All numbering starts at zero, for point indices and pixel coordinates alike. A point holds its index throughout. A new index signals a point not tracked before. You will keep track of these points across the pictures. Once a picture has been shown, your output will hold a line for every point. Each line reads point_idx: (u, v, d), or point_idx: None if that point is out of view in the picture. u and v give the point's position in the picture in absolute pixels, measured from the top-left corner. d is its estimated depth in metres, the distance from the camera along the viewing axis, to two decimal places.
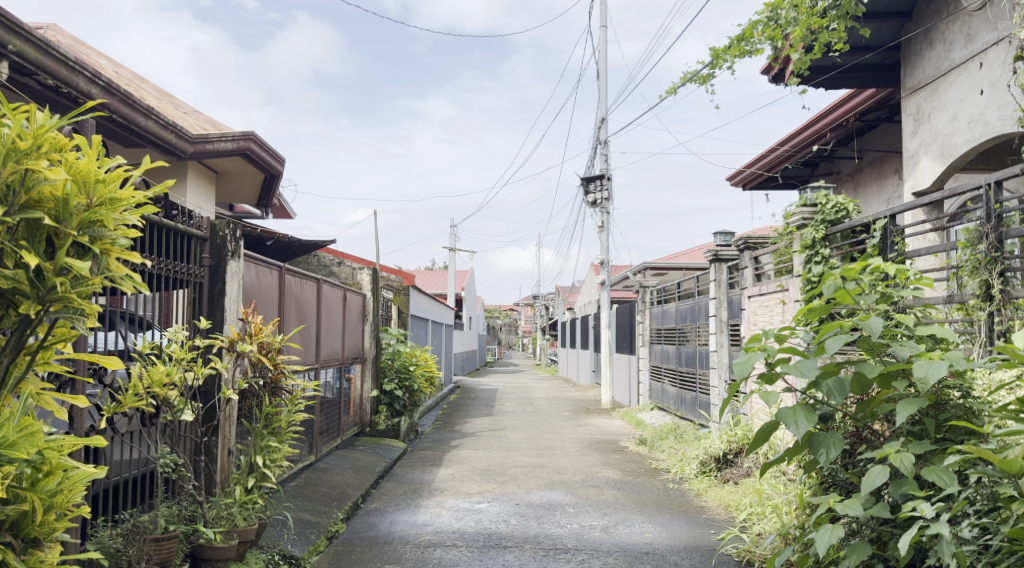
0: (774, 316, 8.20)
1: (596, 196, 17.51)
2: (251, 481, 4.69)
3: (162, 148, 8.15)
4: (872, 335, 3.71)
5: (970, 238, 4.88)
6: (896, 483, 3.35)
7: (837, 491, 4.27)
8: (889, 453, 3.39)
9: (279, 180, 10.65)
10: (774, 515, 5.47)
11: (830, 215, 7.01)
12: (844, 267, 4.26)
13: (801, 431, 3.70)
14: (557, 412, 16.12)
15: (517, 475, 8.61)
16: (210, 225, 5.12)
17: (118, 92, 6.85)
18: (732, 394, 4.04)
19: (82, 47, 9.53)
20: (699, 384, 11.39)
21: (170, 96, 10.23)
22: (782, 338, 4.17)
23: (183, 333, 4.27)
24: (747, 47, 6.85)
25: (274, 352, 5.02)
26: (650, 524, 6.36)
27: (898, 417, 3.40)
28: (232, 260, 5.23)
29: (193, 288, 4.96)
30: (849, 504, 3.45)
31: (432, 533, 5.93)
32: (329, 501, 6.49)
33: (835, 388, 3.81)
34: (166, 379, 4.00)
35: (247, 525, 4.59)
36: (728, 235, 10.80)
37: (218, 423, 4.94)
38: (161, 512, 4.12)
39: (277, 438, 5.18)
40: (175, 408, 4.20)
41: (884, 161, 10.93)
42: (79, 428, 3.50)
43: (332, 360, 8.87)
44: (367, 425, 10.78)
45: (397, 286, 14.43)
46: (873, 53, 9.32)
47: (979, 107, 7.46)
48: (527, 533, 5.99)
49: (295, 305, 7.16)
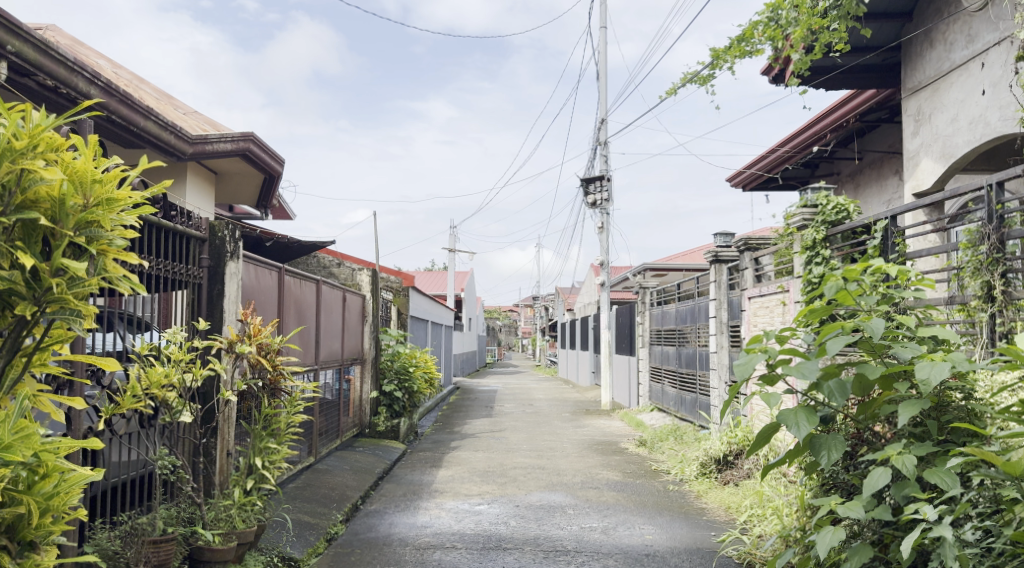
0: (774, 317, 8.19)
1: (596, 197, 17.50)
2: (250, 483, 4.68)
3: (161, 148, 8.13)
4: (874, 335, 3.70)
5: (971, 238, 4.87)
6: (898, 485, 3.33)
7: (838, 493, 4.28)
8: (891, 455, 3.37)
9: (279, 180, 10.63)
10: (775, 516, 5.46)
11: (831, 216, 7.00)
12: (846, 267, 4.23)
13: (802, 433, 3.67)
14: (557, 413, 16.10)
15: (517, 476, 8.60)
16: (209, 226, 5.09)
17: (117, 92, 6.84)
18: (733, 395, 4.01)
19: (82, 48, 9.53)
20: (699, 385, 11.39)
21: (170, 97, 10.24)
22: (783, 339, 4.14)
23: (182, 334, 4.26)
24: (748, 47, 6.84)
25: (273, 353, 5.00)
26: (650, 525, 6.34)
27: (900, 419, 3.38)
28: (231, 261, 5.21)
29: (191, 289, 4.94)
30: (851, 506, 3.42)
31: (431, 535, 5.91)
32: (328, 502, 6.48)
33: (837, 390, 3.78)
34: (164, 381, 3.98)
35: (246, 527, 4.56)
36: (727, 236, 10.83)
37: (217, 424, 4.91)
38: (160, 514, 4.10)
39: (277, 439, 5.16)
40: (174, 409, 4.17)
41: (884, 162, 10.92)
42: (76, 429, 3.48)
43: (332, 361, 8.86)
44: (367, 427, 10.76)
45: (397, 287, 14.43)
46: (873, 53, 9.31)
47: (980, 108, 7.46)
48: (527, 535, 5.97)
49: (294, 306, 7.14)
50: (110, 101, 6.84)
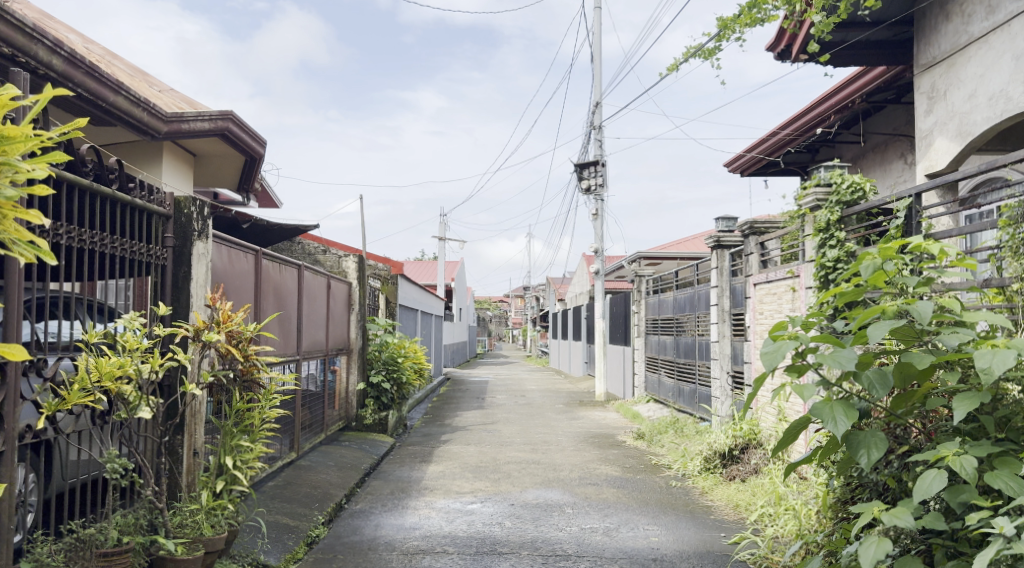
0: (783, 304, 7.78)
1: (590, 182, 17.09)
2: (219, 485, 4.24)
3: (132, 126, 7.68)
4: (921, 321, 3.29)
5: (1011, 215, 4.38)
6: (952, 489, 2.96)
7: (874, 494, 3.96)
8: (945, 455, 2.98)
9: (261, 162, 10.11)
10: (791, 517, 5.14)
11: (846, 196, 6.55)
12: (883, 245, 3.78)
13: (840, 430, 3.25)
14: (550, 404, 15.70)
15: (511, 472, 8.17)
16: (174, 201, 4.59)
17: (82, 63, 6.38)
18: (759, 386, 3.57)
19: (51, 21, 8.98)
20: (699, 375, 10.97)
21: (144, 73, 9.71)
22: (809, 325, 3.72)
23: (140, 319, 3.80)
24: (760, 14, 6.43)
25: (245, 342, 4.51)
26: (656, 526, 5.92)
27: (956, 415, 3.00)
28: (199, 240, 4.73)
29: (154, 273, 4.44)
30: (897, 514, 3.00)
31: (420, 538, 5.46)
32: (310, 502, 6.05)
33: (877, 380, 3.37)
34: (117, 372, 3.53)
35: (214, 534, 4.07)
36: (732, 220, 10.13)
37: (184, 420, 4.45)
38: (114, 523, 3.64)
39: (250, 437, 4.67)
40: (131, 404, 3.72)
41: (889, 145, 10.56)
42: (11, 429, 3.05)
43: (315, 351, 8.40)
44: (353, 420, 10.28)
45: (384, 275, 13.97)
46: (877, 28, 8.88)
47: (1001, 82, 7.05)
48: (524, 537, 5.53)
49: (272, 292, 6.66)
50: (74, 72, 6.39)
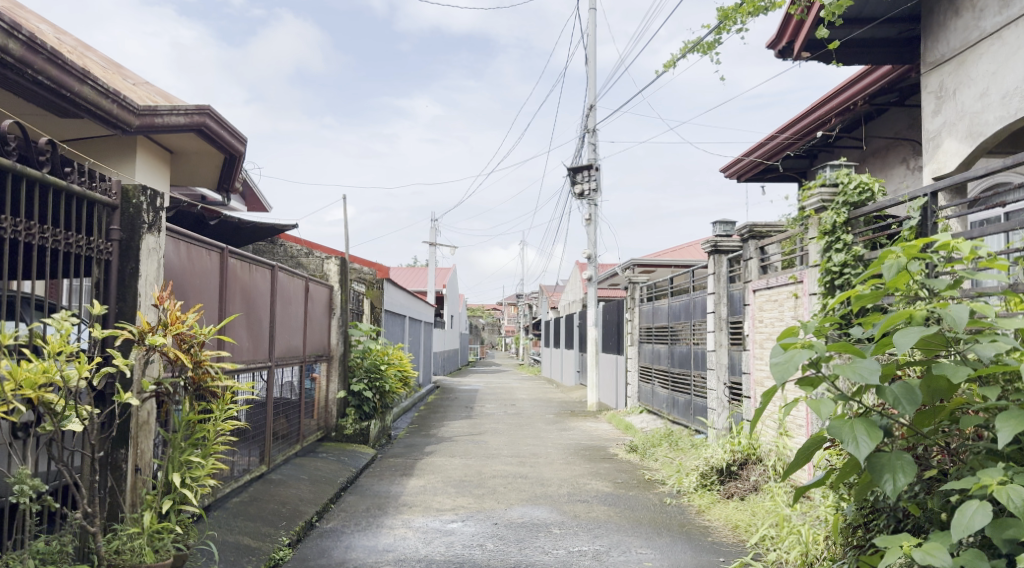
0: (784, 312, 7.38)
1: (584, 187, 16.65)
2: (163, 505, 3.81)
3: (101, 119, 7.23)
4: (956, 327, 2.88)
5: None
6: (997, 523, 2.55)
7: (904, 525, 3.52)
8: (988, 483, 2.56)
9: (242, 160, 9.64)
10: (796, 541, 4.74)
11: (853, 197, 6.16)
12: (909, 243, 3.33)
13: (862, 452, 2.83)
14: (541, 415, 15.22)
15: (496, 487, 7.72)
16: (121, 191, 4.17)
17: (43, 48, 5.95)
18: (767, 401, 3.14)
19: (19, 10, 8.49)
20: (695, 386, 10.57)
21: (119, 65, 9.28)
22: (823, 333, 3.30)
23: (71, 319, 3.33)
24: (763, 2, 6.06)
25: (197, 346, 4.00)
26: (649, 549, 5.48)
27: (1001, 436, 2.58)
28: (149, 234, 4.29)
29: (96, 268, 3.99)
30: (932, 551, 2.58)
31: (392, 563, 5.01)
32: (275, 521, 5.61)
33: (903, 396, 2.94)
34: (39, 379, 3.08)
35: (156, 561, 3.64)
36: (729, 224, 9.70)
37: (127, 432, 4.03)
38: (31, 551, 3.18)
39: (202, 452, 4.25)
40: (59, 416, 3.26)
41: (890, 150, 10.27)
42: None
43: (291, 358, 7.95)
44: (332, 430, 9.83)
45: (370, 279, 13.55)
46: (866, 26, 8.63)
47: (1016, 79, 6.67)
48: (506, 562, 5.09)
49: (239, 293, 6.19)
50: (34, 58, 5.95)
